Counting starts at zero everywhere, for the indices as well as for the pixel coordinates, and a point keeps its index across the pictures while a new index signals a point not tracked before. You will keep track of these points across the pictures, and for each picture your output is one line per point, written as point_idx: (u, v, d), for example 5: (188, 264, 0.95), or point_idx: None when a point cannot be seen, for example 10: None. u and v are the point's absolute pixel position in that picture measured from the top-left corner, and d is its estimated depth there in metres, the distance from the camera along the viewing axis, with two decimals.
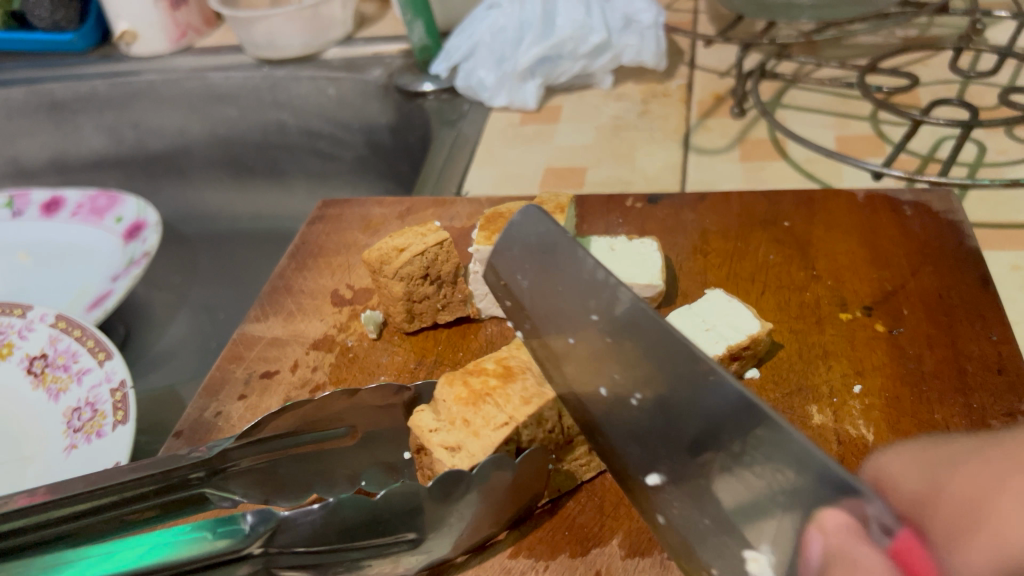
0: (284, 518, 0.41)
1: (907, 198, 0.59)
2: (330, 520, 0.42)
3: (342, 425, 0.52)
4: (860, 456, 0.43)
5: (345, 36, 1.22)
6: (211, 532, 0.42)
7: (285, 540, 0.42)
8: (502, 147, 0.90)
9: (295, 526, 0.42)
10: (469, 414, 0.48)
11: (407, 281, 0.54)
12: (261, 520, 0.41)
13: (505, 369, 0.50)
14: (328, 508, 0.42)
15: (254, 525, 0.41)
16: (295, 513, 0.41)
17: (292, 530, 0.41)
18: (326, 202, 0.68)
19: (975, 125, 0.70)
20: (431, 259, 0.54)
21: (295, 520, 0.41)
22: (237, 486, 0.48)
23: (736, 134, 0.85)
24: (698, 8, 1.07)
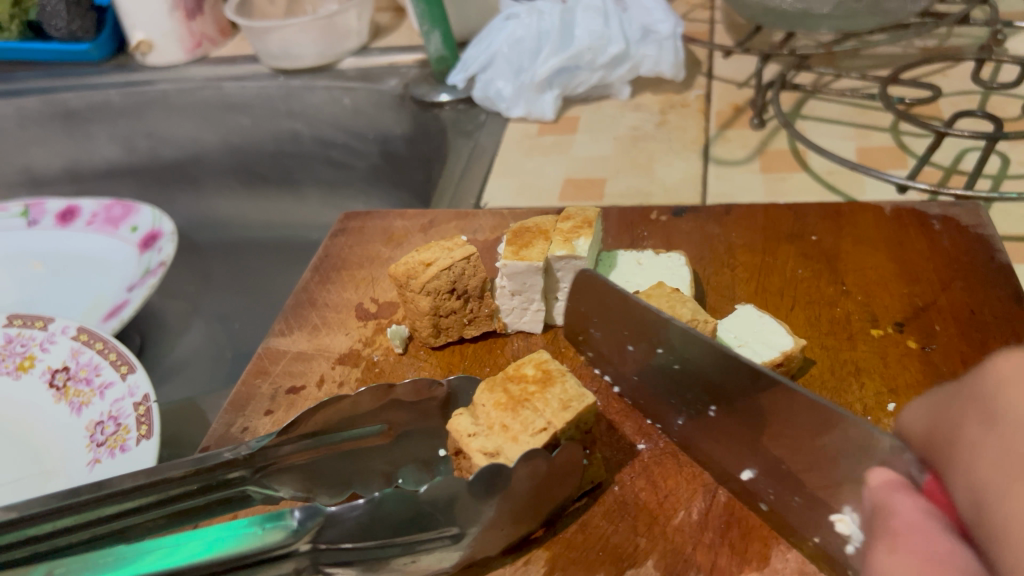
0: (330, 514, 0.44)
1: (936, 212, 0.58)
2: (375, 514, 0.44)
3: (378, 424, 0.53)
4: None
5: (360, 46, 1.21)
6: (260, 526, 0.44)
7: (333, 534, 0.44)
8: (520, 158, 0.90)
9: (341, 521, 0.44)
10: (507, 418, 0.47)
11: (434, 295, 0.54)
12: (308, 515, 0.44)
13: (545, 375, 0.49)
14: (373, 503, 0.43)
15: (302, 520, 0.44)
16: (341, 509, 0.44)
17: (338, 524, 0.44)
18: (347, 214, 0.68)
19: (1000, 138, 0.70)
20: (458, 273, 0.54)
21: (342, 515, 0.44)
22: (281, 483, 0.51)
23: (756, 145, 0.85)
24: (714, 18, 1.07)
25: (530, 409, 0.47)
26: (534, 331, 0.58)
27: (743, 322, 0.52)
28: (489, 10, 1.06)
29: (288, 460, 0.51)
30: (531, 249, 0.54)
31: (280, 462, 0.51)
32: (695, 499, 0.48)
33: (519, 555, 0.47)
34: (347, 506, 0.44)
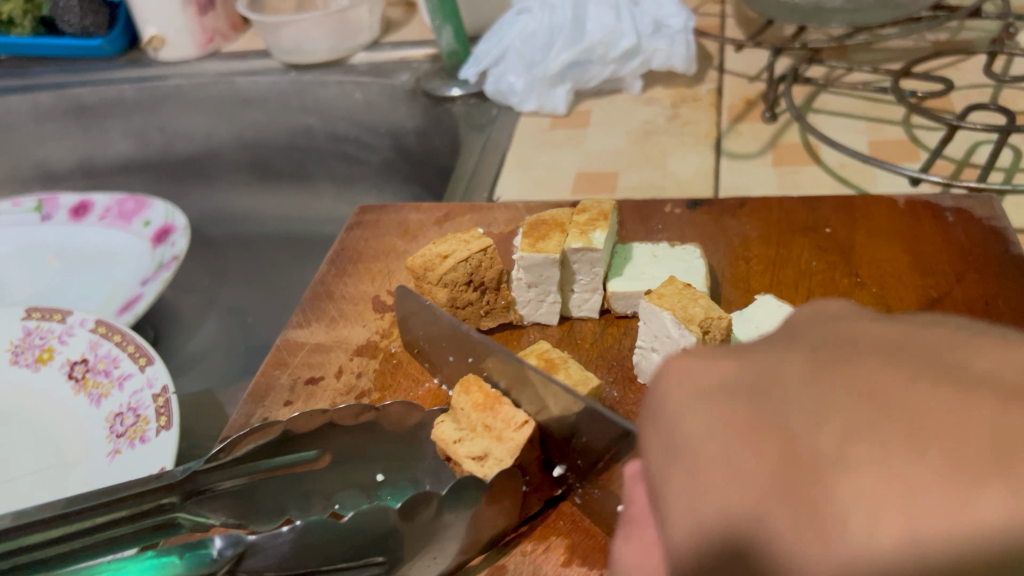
0: (251, 543, 0.41)
1: (949, 204, 0.59)
2: (300, 542, 0.42)
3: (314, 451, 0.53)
4: None
5: (372, 40, 1.21)
6: (180, 557, 0.41)
7: (256, 563, 0.41)
8: (533, 151, 0.90)
9: (266, 548, 0.41)
10: (488, 419, 0.49)
11: (450, 287, 0.54)
12: (229, 543, 0.41)
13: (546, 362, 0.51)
14: (298, 532, 0.41)
15: (222, 549, 0.41)
16: (264, 536, 0.41)
17: (260, 554, 0.41)
18: (363, 208, 0.68)
19: (1013, 130, 0.70)
20: (475, 265, 0.54)
21: (266, 543, 0.41)
22: (210, 510, 0.50)
23: (768, 139, 0.85)
24: (725, 12, 1.07)
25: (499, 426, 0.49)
26: (549, 322, 0.57)
27: (763, 311, 0.53)
28: (500, 5, 1.06)
29: (215, 484, 0.50)
30: (547, 241, 0.54)
31: (211, 490, 0.50)
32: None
33: (538, 540, 0.48)
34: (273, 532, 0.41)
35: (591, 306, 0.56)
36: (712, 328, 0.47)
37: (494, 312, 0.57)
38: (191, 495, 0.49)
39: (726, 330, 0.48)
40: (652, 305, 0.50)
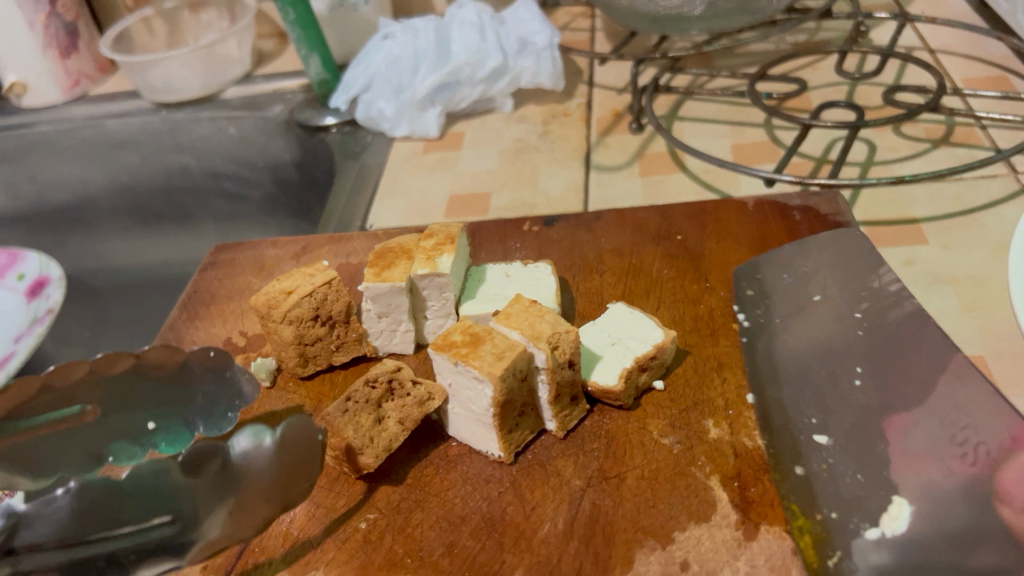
0: (23, 514, 0.43)
1: (796, 203, 0.60)
2: (82, 504, 0.43)
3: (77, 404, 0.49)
4: (759, 464, 0.47)
5: (244, 74, 1.19)
6: None
7: (39, 529, 0.43)
8: (406, 175, 0.89)
9: (40, 516, 0.43)
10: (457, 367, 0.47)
11: (297, 325, 0.52)
12: (1, 516, 0.43)
13: (472, 336, 0.49)
14: (71, 494, 0.43)
15: (0, 526, 0.41)
16: (37, 506, 0.43)
17: (32, 523, 0.43)
18: (217, 247, 0.66)
19: (860, 125, 0.73)
20: (320, 299, 0.52)
21: (40, 510, 0.43)
22: None
23: (636, 150, 0.86)
24: (595, 27, 1.10)
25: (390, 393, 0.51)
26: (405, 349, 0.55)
27: (614, 320, 0.54)
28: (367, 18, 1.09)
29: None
30: (393, 269, 0.53)
31: None
32: (560, 511, 0.46)
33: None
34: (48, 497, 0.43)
35: (446, 332, 0.55)
36: (561, 343, 0.48)
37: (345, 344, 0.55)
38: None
39: (576, 344, 0.49)
40: (500, 327, 0.50)
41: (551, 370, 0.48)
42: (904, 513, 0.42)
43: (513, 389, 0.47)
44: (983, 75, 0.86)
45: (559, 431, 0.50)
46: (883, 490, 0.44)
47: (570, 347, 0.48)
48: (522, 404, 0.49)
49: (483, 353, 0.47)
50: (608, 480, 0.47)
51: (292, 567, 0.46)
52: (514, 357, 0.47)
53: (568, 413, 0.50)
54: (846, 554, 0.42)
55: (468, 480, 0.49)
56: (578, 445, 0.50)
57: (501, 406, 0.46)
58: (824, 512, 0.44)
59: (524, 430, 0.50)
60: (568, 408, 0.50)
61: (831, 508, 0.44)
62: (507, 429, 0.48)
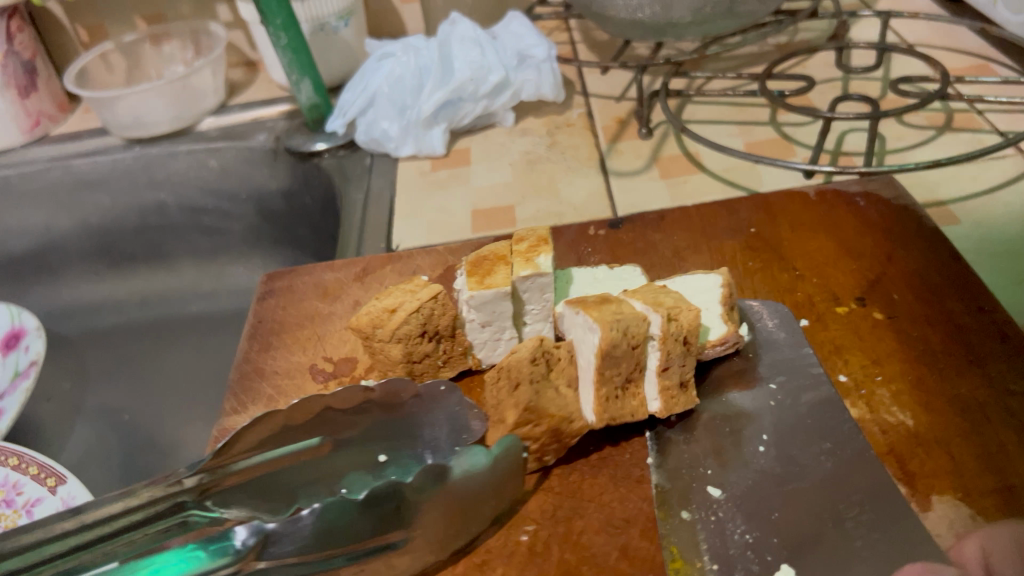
0: (270, 530, 0.45)
1: (857, 190, 0.62)
2: (320, 526, 0.44)
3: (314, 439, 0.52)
4: (906, 440, 0.45)
5: (218, 104, 1.15)
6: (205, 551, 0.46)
7: (276, 550, 0.44)
8: (420, 194, 0.88)
9: (284, 536, 0.45)
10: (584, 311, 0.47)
11: (405, 343, 0.52)
12: (250, 533, 0.45)
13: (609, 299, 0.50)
14: (314, 512, 0.44)
15: (244, 539, 0.45)
16: (285, 523, 0.45)
17: (280, 539, 0.45)
18: (270, 276, 0.64)
19: (880, 115, 0.76)
20: (427, 314, 0.52)
21: (287, 529, 0.45)
22: (226, 507, 0.50)
23: (650, 154, 0.87)
24: (574, 39, 1.12)
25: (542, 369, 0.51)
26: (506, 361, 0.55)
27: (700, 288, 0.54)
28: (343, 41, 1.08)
29: (218, 481, 0.50)
30: (494, 276, 0.52)
31: (218, 484, 0.50)
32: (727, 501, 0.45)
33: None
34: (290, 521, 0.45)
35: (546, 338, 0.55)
36: (680, 316, 0.48)
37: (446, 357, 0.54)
38: (202, 490, 0.50)
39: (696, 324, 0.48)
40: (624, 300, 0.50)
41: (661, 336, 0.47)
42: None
43: (618, 347, 0.46)
44: (968, 64, 0.90)
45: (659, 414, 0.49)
46: (769, 554, 0.41)
47: (688, 322, 0.48)
48: (624, 375, 0.48)
49: (597, 310, 0.48)
50: (765, 465, 0.46)
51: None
52: (628, 314, 0.47)
53: (675, 395, 0.48)
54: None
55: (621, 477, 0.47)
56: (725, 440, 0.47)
57: (603, 355, 0.46)
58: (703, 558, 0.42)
59: (625, 405, 0.49)
60: (674, 388, 0.48)
61: (713, 559, 0.42)
62: (605, 392, 0.48)
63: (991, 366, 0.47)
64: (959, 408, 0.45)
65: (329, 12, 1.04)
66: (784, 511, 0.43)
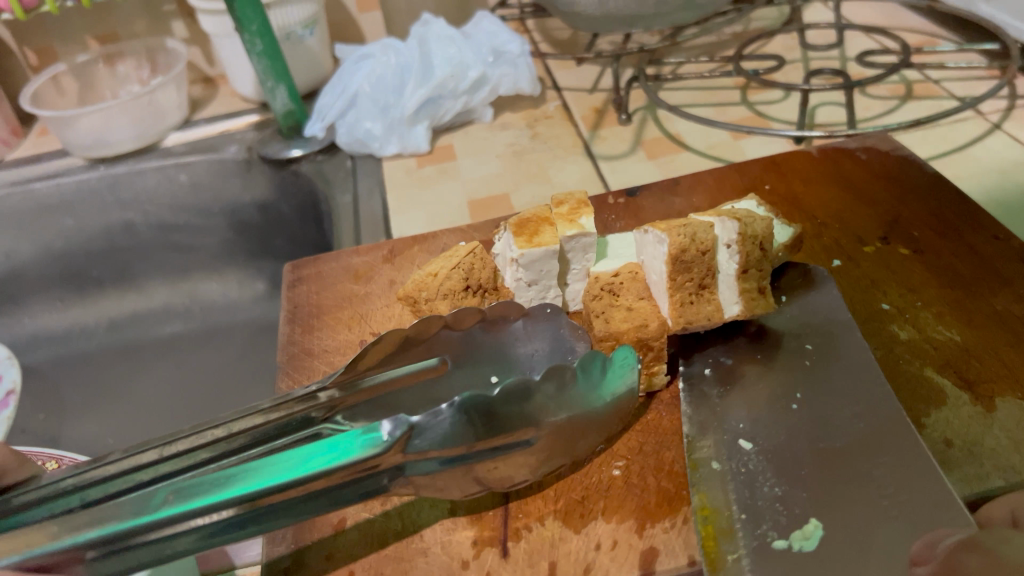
0: (416, 423, 0.43)
1: (855, 146, 0.65)
2: (458, 422, 0.43)
3: (434, 358, 0.54)
4: (961, 355, 0.48)
5: (181, 120, 1.14)
6: (355, 443, 0.42)
7: (420, 445, 0.43)
8: (411, 190, 0.89)
9: (427, 431, 0.43)
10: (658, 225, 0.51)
11: (451, 296, 0.56)
12: (398, 425, 0.42)
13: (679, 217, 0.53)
14: (456, 408, 0.43)
15: (392, 432, 0.42)
16: (427, 417, 0.43)
17: (426, 434, 0.43)
18: (295, 264, 0.64)
19: (852, 86, 0.81)
20: (466, 269, 0.57)
21: (430, 423, 0.43)
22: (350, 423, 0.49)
23: (633, 138, 0.90)
24: (535, 39, 1.15)
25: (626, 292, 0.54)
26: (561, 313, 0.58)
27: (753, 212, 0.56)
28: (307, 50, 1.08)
29: (349, 397, 0.50)
30: (542, 235, 0.53)
31: (342, 403, 0.50)
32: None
33: (670, 516, 0.46)
34: (431, 413, 0.43)
35: None
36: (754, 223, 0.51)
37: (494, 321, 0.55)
38: (332, 407, 0.49)
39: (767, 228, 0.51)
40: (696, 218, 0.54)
41: (734, 238, 0.51)
42: (817, 533, 0.41)
43: (688, 251, 0.50)
44: (916, 40, 0.96)
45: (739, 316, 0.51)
46: (795, 509, 0.42)
47: (761, 229, 0.51)
48: (699, 282, 0.51)
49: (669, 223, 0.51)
50: (827, 389, 0.47)
51: (567, 523, 0.47)
52: (693, 224, 0.51)
53: (754, 293, 0.51)
54: (747, 553, 0.41)
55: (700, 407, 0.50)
56: (789, 360, 0.50)
57: (675, 258, 0.50)
58: (731, 509, 0.43)
59: (704, 311, 0.51)
60: (752, 288, 0.51)
61: (741, 509, 0.43)
62: (679, 298, 0.51)
63: (1018, 284, 0.51)
64: (1000, 321, 0.49)
65: (295, 20, 1.04)
66: (811, 467, 0.44)
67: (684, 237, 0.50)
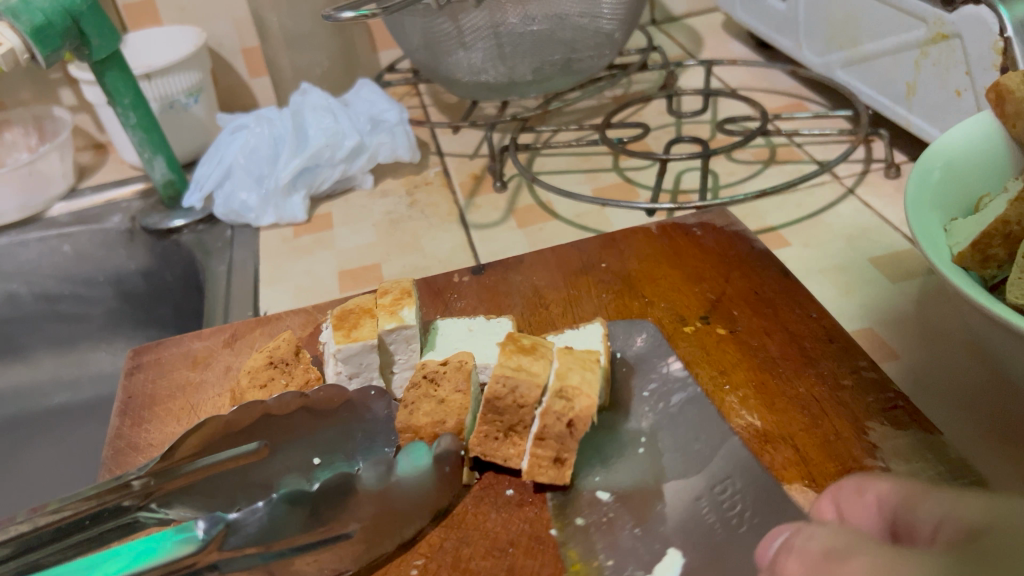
0: (232, 520, 0.48)
1: (693, 222, 0.67)
2: (274, 516, 0.48)
3: (254, 442, 0.53)
4: (761, 436, 0.48)
5: (68, 189, 1.13)
6: (171, 539, 0.48)
7: (236, 542, 0.48)
8: (285, 261, 0.89)
9: (243, 526, 0.48)
10: (507, 364, 0.52)
11: (251, 375, 0.56)
12: (212, 524, 0.48)
13: (530, 348, 0.54)
14: (271, 503, 0.49)
15: (207, 530, 0.48)
16: (244, 515, 0.49)
17: (240, 530, 0.48)
18: (137, 350, 0.64)
19: (710, 154, 0.83)
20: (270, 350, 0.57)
21: (245, 518, 0.48)
22: (168, 508, 0.51)
23: (506, 206, 0.91)
24: (425, 103, 1.16)
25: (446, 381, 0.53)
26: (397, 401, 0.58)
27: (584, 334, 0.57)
28: (193, 119, 1.08)
29: (165, 484, 0.51)
30: (360, 329, 0.53)
31: (161, 489, 0.51)
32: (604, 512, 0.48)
33: None
34: (249, 511, 0.49)
35: None
36: (578, 405, 0.50)
37: (320, 415, 0.55)
38: (149, 492, 0.51)
39: (590, 412, 0.50)
40: (554, 363, 0.54)
41: (550, 408, 0.51)
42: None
43: (503, 398, 0.51)
44: (784, 103, 0.99)
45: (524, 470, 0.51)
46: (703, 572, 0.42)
47: (582, 411, 0.50)
48: (508, 426, 0.51)
49: (517, 361, 0.52)
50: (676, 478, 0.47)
51: None
52: (524, 377, 0.51)
53: (542, 463, 0.49)
54: None
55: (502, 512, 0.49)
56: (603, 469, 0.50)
57: (486, 400, 0.51)
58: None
59: (504, 454, 0.51)
60: (544, 458, 0.50)
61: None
62: (483, 431, 0.51)
63: (822, 364, 0.52)
64: (800, 406, 0.49)
65: (178, 89, 1.04)
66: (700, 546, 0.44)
67: (502, 385, 0.51)
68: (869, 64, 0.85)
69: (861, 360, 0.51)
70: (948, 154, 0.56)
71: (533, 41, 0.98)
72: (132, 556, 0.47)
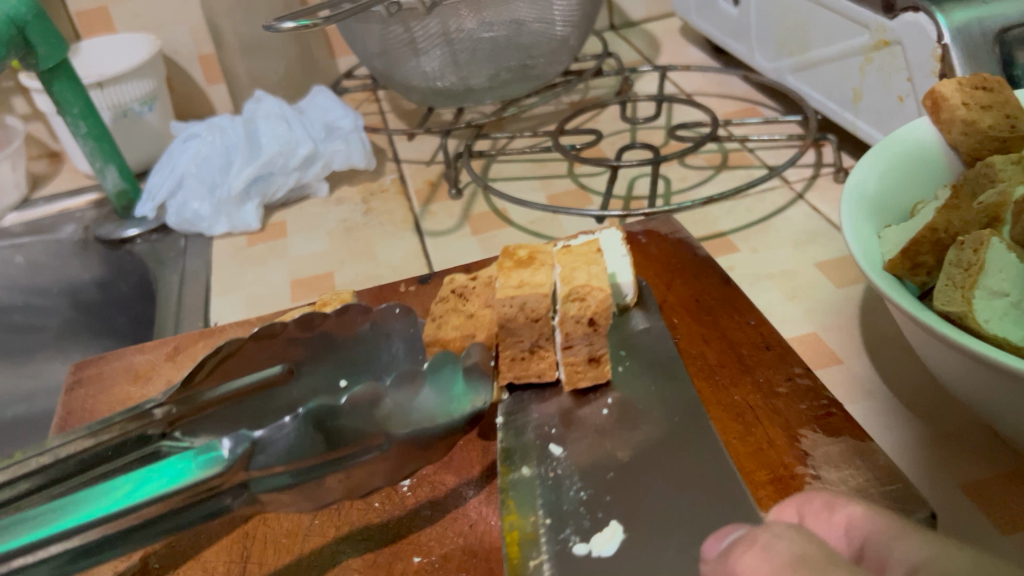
0: (258, 438, 0.42)
1: (638, 228, 0.68)
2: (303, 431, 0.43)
3: (277, 365, 0.53)
4: None
5: (21, 199, 1.11)
6: (194, 461, 0.40)
7: (266, 460, 0.42)
8: (237, 271, 0.88)
9: (272, 444, 0.42)
10: (513, 280, 0.54)
11: None
12: (238, 442, 0.41)
13: (527, 258, 0.56)
14: (301, 419, 0.44)
15: (232, 449, 0.41)
16: (271, 433, 0.43)
17: (270, 447, 0.42)
18: (77, 365, 0.63)
19: (661, 160, 0.83)
20: None
21: (272, 438, 0.43)
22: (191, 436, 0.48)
23: (461, 213, 0.91)
24: (383, 108, 1.16)
25: (474, 297, 0.57)
26: None
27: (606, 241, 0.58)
28: (148, 128, 1.08)
29: (186, 412, 0.49)
30: None
31: (182, 418, 0.48)
32: None
33: None
34: (276, 430, 0.43)
35: None
36: (591, 297, 0.52)
37: (340, 336, 0.55)
38: (172, 421, 0.48)
39: (605, 302, 0.52)
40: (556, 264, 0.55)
41: (565, 312, 0.52)
42: (618, 536, 0.43)
43: (515, 317, 0.52)
44: (738, 108, 1.00)
45: (569, 387, 0.53)
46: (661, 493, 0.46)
47: (597, 304, 0.52)
48: (532, 342, 0.53)
49: (520, 278, 0.54)
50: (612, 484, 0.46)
51: None
52: (528, 292, 0.52)
53: (578, 368, 0.52)
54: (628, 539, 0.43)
55: (518, 431, 0.50)
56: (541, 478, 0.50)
57: (499, 323, 0.52)
58: (537, 514, 0.45)
59: (539, 367, 0.53)
60: (578, 362, 0.52)
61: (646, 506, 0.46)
62: (509, 353, 0.53)
63: (758, 372, 0.52)
64: (735, 414, 0.49)
65: (132, 97, 1.03)
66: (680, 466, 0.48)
67: (511, 306, 0.52)
68: (817, 70, 0.85)
69: (795, 367, 0.52)
70: (881, 156, 0.58)
71: (496, 44, 0.99)
72: (150, 478, 0.38)
